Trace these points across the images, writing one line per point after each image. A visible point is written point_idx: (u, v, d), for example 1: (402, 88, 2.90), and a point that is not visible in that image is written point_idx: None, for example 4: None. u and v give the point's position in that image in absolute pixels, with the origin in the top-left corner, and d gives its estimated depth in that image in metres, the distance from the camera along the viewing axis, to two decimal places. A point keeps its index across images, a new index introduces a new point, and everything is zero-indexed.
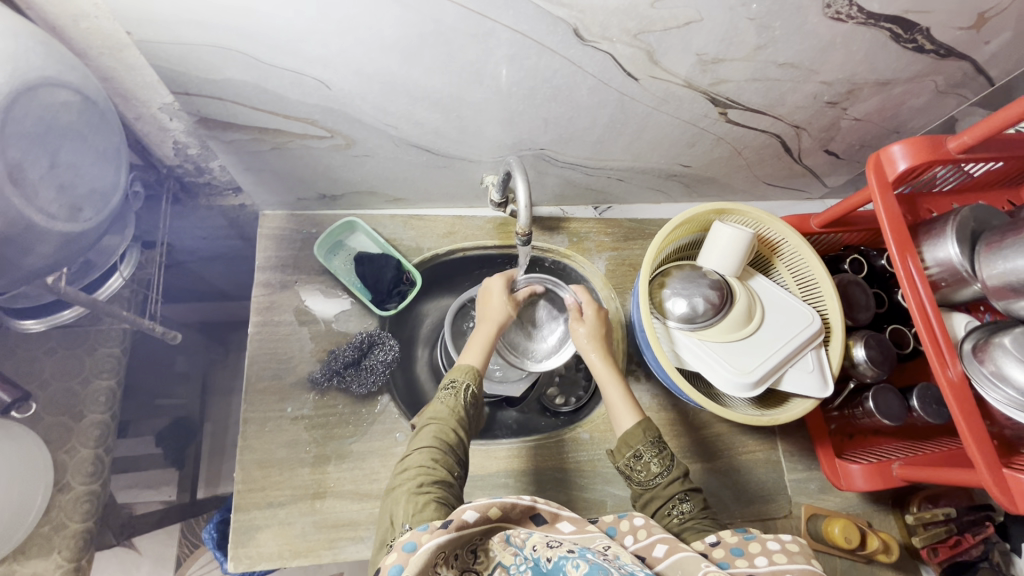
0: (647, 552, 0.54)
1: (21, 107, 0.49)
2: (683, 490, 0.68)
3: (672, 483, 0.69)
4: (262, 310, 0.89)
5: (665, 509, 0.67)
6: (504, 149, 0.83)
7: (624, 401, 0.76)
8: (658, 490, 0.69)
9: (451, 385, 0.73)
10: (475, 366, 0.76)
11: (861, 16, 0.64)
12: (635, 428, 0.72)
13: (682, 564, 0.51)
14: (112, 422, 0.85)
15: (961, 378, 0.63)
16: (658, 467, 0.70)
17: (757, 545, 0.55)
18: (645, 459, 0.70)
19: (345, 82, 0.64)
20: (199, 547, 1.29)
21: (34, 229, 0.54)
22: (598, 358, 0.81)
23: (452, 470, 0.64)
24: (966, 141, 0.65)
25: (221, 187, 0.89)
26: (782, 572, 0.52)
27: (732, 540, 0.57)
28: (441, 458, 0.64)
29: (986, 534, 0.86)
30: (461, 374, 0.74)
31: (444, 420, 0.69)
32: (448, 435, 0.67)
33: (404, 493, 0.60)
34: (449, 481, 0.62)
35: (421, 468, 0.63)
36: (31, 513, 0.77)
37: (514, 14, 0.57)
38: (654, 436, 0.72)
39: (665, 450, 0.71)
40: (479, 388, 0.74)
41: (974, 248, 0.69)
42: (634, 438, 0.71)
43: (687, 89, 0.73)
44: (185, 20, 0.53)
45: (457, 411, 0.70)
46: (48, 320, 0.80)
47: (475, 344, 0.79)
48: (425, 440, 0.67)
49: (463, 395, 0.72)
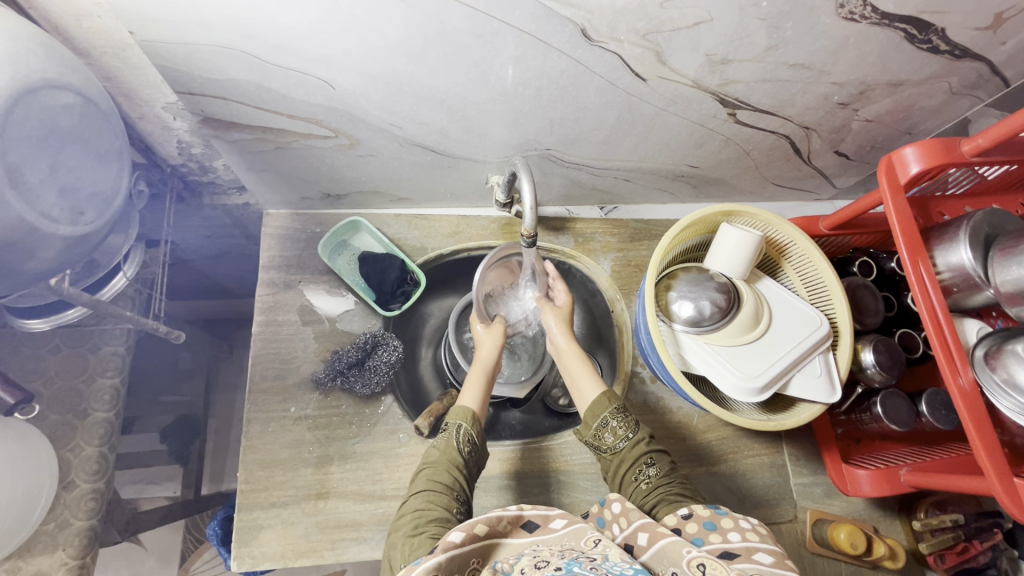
0: (632, 540, 0.53)
1: (21, 112, 0.48)
2: (648, 453, 0.70)
3: (637, 446, 0.70)
4: (266, 310, 0.88)
5: (632, 474, 0.68)
6: (510, 149, 0.82)
7: (589, 376, 0.77)
8: (625, 454, 0.70)
9: (448, 427, 0.72)
10: (473, 409, 0.74)
11: (875, 16, 0.63)
12: (602, 398, 0.73)
13: (667, 552, 0.50)
14: (117, 421, 0.85)
15: (972, 386, 0.62)
16: (624, 431, 0.71)
17: (730, 520, 0.54)
18: (611, 425, 0.71)
19: (350, 82, 0.63)
20: (203, 543, 1.30)
21: (37, 232, 0.54)
22: (563, 339, 0.81)
23: (449, 511, 0.63)
24: (981, 144, 0.64)
25: (225, 185, 0.89)
26: (754, 548, 0.50)
27: (703, 514, 0.55)
28: (436, 500, 0.63)
29: (993, 540, 0.88)
30: (456, 416, 0.72)
31: (439, 463, 0.68)
32: (444, 477, 0.66)
33: (401, 538, 0.60)
34: (445, 519, 0.61)
35: (416, 512, 0.62)
36: (36, 511, 0.77)
37: (521, 15, 0.56)
38: (619, 404, 0.73)
39: (629, 414, 0.73)
40: (478, 430, 0.72)
41: (987, 252, 0.68)
42: (596, 408, 0.72)
43: (696, 90, 0.72)
44: (188, 21, 0.53)
45: (453, 453, 0.69)
46: (52, 319, 0.80)
47: (472, 383, 0.77)
48: (422, 483, 0.66)
49: (458, 437, 0.70)
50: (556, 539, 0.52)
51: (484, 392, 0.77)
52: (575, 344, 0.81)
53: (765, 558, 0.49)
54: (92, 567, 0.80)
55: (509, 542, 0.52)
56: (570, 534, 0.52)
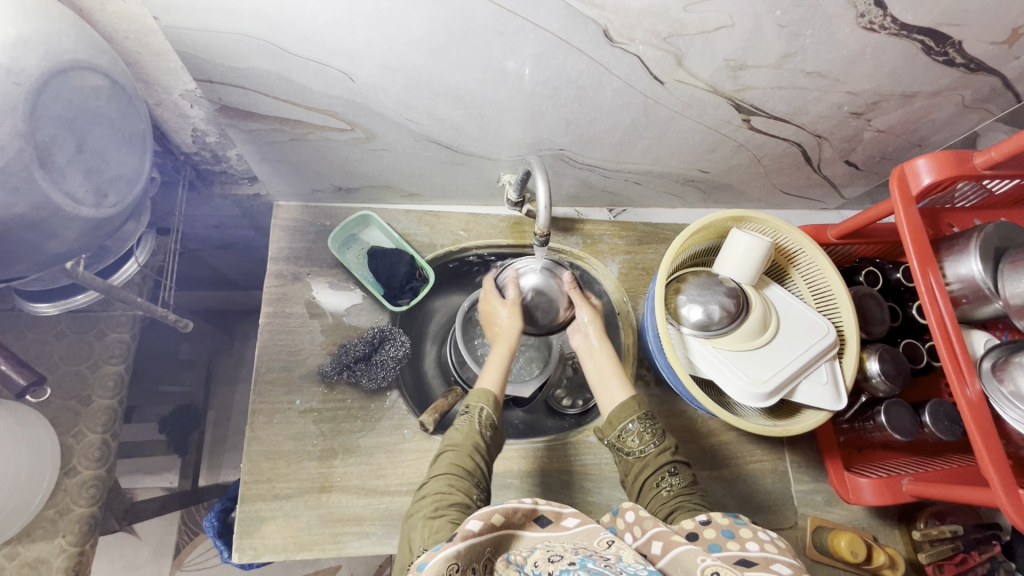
0: (646, 549, 0.53)
1: (50, 92, 0.49)
2: (672, 462, 0.70)
3: (662, 453, 0.70)
4: (274, 301, 0.88)
5: (654, 480, 0.68)
6: (523, 149, 0.83)
7: (618, 379, 0.78)
8: (649, 460, 0.70)
9: (469, 409, 0.72)
10: (493, 392, 0.74)
11: (894, 27, 0.63)
12: (630, 401, 0.74)
13: (680, 560, 0.50)
14: (120, 408, 0.84)
15: (980, 397, 0.63)
16: (651, 437, 0.71)
17: (749, 531, 0.54)
18: (636, 430, 0.72)
19: (370, 75, 0.63)
20: (199, 534, 1.29)
21: (58, 214, 0.54)
22: (597, 342, 0.82)
23: (470, 496, 0.63)
24: (994, 157, 0.65)
25: (236, 175, 0.89)
26: (773, 559, 0.50)
27: (723, 521, 0.56)
28: (458, 484, 0.64)
29: (992, 552, 0.88)
30: (478, 399, 0.73)
31: (462, 446, 0.68)
32: (466, 461, 0.67)
33: (421, 519, 0.60)
34: (466, 505, 0.62)
35: (437, 494, 0.63)
36: (37, 496, 0.76)
37: (545, 13, 0.56)
38: (646, 410, 0.73)
39: (658, 423, 0.73)
40: (498, 416, 0.73)
41: (997, 265, 0.68)
42: (627, 411, 0.73)
43: (712, 95, 0.73)
44: (214, 7, 0.53)
45: (475, 438, 0.69)
46: (61, 304, 0.79)
47: (493, 366, 0.77)
48: (443, 465, 0.66)
49: (479, 420, 0.71)
50: (568, 536, 0.52)
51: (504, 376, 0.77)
52: (609, 350, 0.82)
53: (784, 570, 0.48)
54: (91, 554, 0.79)
55: (525, 534, 0.53)
56: (583, 534, 0.52)
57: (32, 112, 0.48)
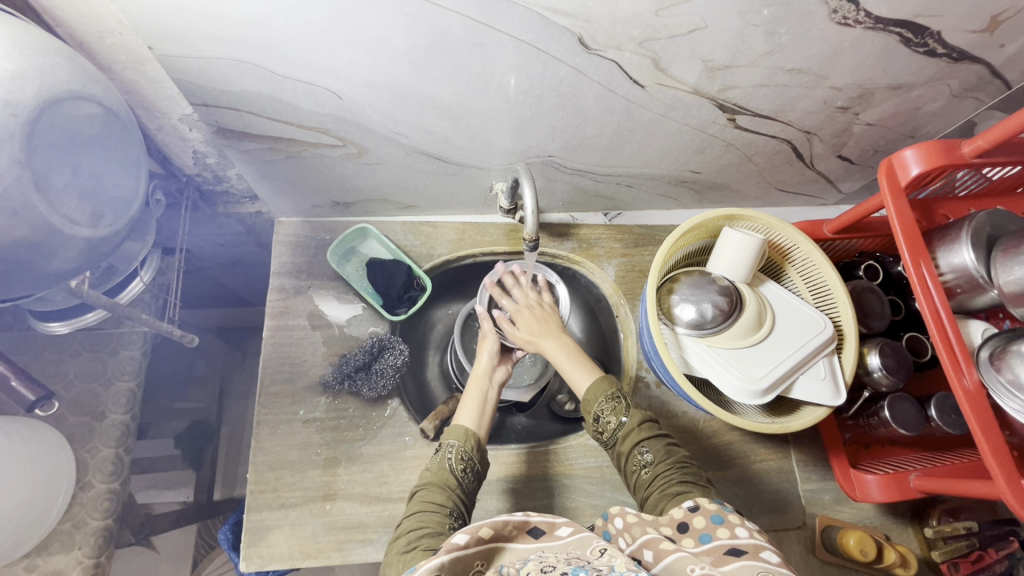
0: (640, 555, 0.54)
1: (46, 121, 0.52)
2: (642, 441, 0.71)
3: (631, 435, 0.71)
4: (276, 315, 0.90)
5: (633, 465, 0.70)
6: (513, 157, 0.85)
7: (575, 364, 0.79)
8: (621, 446, 0.72)
9: (442, 447, 0.74)
10: (470, 430, 0.75)
11: (870, 20, 0.63)
12: (595, 381, 0.75)
13: (671, 567, 0.50)
14: (132, 423, 0.87)
15: (978, 387, 0.61)
16: (615, 420, 0.73)
17: (737, 518, 0.55)
18: (604, 418, 0.73)
19: (356, 92, 0.66)
20: (215, 548, 1.32)
21: (56, 236, 0.57)
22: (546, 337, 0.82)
23: (443, 525, 0.64)
24: (982, 145, 0.64)
25: (238, 195, 0.93)
26: (762, 547, 0.50)
27: (711, 507, 0.57)
28: (433, 518, 0.65)
29: (1010, 548, 0.84)
30: (451, 437, 0.74)
31: (432, 483, 0.69)
32: (438, 497, 0.68)
33: (395, 555, 0.62)
34: (438, 532, 0.63)
35: (410, 531, 0.64)
36: (53, 512, 0.79)
37: (519, 25, 0.58)
38: (613, 390, 0.74)
39: (621, 403, 0.74)
40: (473, 446, 0.73)
41: (990, 253, 0.68)
42: (595, 393, 0.74)
43: (695, 96, 0.74)
44: (206, 35, 0.56)
45: (445, 474, 0.70)
46: (72, 322, 0.83)
47: (467, 407, 0.78)
48: (417, 503, 0.68)
49: (451, 455, 0.72)
50: (561, 546, 0.52)
51: (482, 414, 0.78)
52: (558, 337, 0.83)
53: (772, 558, 0.49)
54: (107, 565, 0.81)
55: (515, 546, 0.53)
56: (575, 543, 0.53)
57: (28, 141, 0.51)
